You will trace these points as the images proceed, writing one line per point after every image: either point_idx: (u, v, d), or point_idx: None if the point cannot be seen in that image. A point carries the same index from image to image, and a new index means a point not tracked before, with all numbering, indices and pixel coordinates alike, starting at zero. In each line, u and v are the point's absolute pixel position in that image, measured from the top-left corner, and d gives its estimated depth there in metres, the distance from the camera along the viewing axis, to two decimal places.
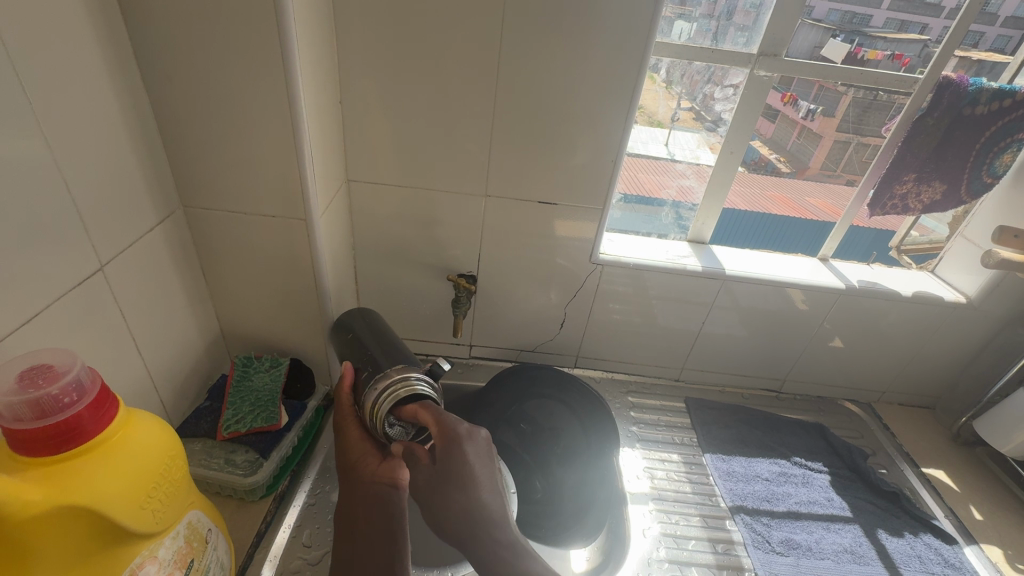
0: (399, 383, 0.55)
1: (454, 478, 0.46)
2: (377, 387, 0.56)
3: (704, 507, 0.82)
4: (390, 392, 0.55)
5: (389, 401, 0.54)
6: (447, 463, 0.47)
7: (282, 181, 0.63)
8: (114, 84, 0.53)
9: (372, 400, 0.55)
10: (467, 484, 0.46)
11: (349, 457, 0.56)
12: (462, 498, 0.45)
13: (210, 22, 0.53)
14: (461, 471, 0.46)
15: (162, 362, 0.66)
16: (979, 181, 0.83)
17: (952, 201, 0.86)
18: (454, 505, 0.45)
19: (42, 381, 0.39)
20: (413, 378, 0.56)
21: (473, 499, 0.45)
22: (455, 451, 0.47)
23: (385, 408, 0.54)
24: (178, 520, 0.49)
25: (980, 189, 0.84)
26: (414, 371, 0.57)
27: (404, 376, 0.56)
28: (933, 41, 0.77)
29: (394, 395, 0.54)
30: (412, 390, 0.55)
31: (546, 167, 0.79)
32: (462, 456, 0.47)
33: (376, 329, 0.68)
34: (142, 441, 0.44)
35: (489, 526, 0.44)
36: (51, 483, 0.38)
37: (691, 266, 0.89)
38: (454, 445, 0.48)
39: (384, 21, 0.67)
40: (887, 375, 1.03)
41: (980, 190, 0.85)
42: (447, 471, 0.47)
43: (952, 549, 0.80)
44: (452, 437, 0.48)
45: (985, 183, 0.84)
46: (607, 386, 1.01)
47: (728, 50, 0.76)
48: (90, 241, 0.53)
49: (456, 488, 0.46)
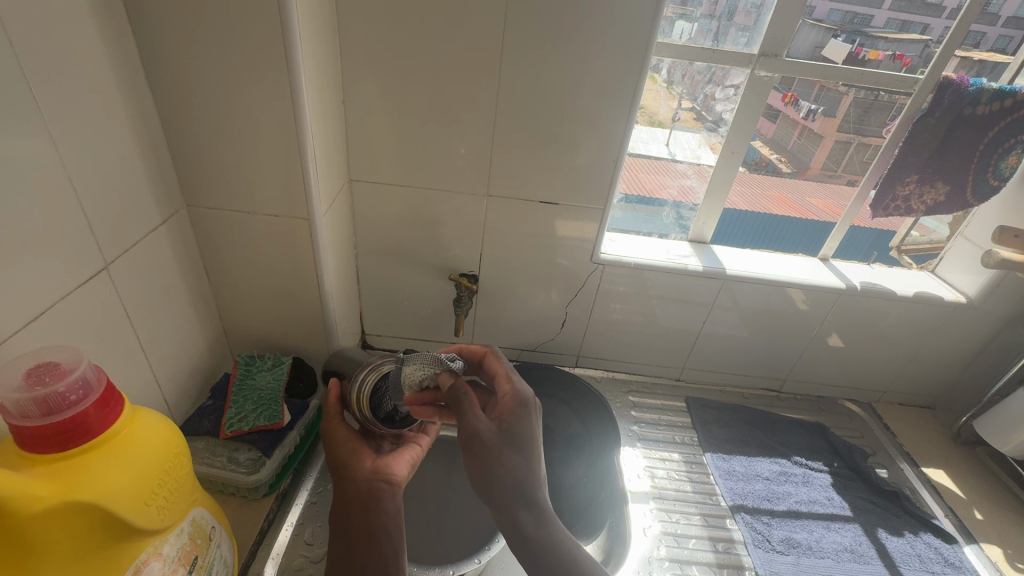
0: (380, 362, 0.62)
1: (521, 443, 0.48)
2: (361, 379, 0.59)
3: (704, 506, 0.82)
4: (374, 368, 0.61)
5: (372, 374, 0.60)
6: (513, 428, 0.49)
7: (284, 181, 0.64)
8: (120, 85, 0.54)
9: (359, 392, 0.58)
10: (531, 452, 0.48)
11: (339, 456, 0.55)
12: (526, 464, 0.47)
13: (214, 22, 0.54)
14: (529, 439, 0.49)
15: (166, 360, 0.66)
16: (984, 184, 0.82)
17: (958, 204, 0.85)
18: (518, 465, 0.46)
19: (49, 378, 0.39)
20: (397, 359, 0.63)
21: (535, 468, 0.47)
22: (522, 419, 0.50)
23: (366, 384, 0.59)
24: (182, 517, 0.49)
25: (986, 192, 0.83)
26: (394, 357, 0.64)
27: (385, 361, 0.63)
28: (934, 41, 0.78)
29: (375, 372, 0.60)
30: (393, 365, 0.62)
31: (548, 167, 0.79)
32: (529, 425, 0.50)
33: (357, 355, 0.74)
34: (147, 438, 0.45)
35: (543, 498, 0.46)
36: (58, 479, 0.39)
37: (692, 266, 0.89)
38: (523, 412, 0.51)
39: (386, 21, 0.67)
40: (887, 375, 1.03)
41: (986, 193, 0.83)
42: (516, 435, 0.48)
43: (952, 549, 0.80)
44: (519, 406, 0.51)
45: (992, 186, 0.82)
46: (608, 385, 1.02)
47: (729, 50, 0.77)
48: (95, 240, 0.53)
49: (522, 452, 0.47)
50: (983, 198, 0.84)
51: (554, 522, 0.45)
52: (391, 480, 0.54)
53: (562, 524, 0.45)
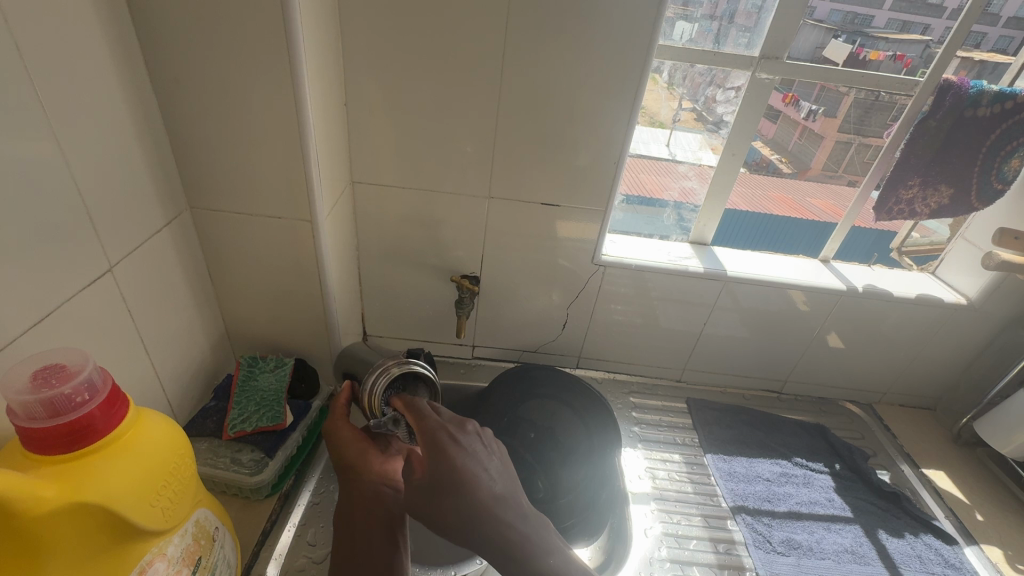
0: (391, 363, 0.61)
1: (446, 487, 0.43)
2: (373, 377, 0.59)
3: (705, 507, 0.82)
4: (383, 372, 0.60)
5: (382, 378, 0.59)
6: (437, 475, 0.44)
7: (287, 183, 0.64)
8: (124, 87, 0.54)
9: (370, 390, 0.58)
10: (462, 488, 0.43)
11: (344, 458, 0.54)
12: (459, 506, 0.42)
13: (217, 24, 0.54)
14: (455, 478, 0.43)
15: (169, 361, 0.66)
16: (988, 186, 0.82)
17: (961, 207, 0.85)
18: (454, 511, 0.42)
19: (56, 380, 0.39)
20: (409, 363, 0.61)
21: (472, 503, 0.42)
22: (442, 461, 0.44)
23: (377, 385, 0.58)
24: (186, 518, 0.49)
25: (991, 194, 0.83)
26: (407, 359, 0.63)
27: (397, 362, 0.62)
28: (935, 41, 0.78)
29: (387, 374, 0.59)
30: (403, 367, 0.60)
31: (550, 169, 0.79)
32: (451, 461, 0.44)
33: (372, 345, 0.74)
34: (152, 439, 0.45)
35: (495, 528, 0.41)
36: (65, 480, 0.39)
37: (693, 267, 0.89)
38: (436, 450, 0.45)
39: (389, 21, 0.68)
40: (888, 376, 1.03)
41: (991, 196, 0.83)
42: (437, 483, 0.43)
43: (952, 550, 0.80)
44: (434, 446, 0.45)
45: (995, 189, 0.82)
46: (609, 386, 1.02)
47: (730, 53, 0.77)
48: (99, 242, 0.53)
49: (451, 498, 0.43)
50: (988, 202, 0.84)
51: (516, 548, 0.41)
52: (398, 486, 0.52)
53: (529, 545, 0.41)
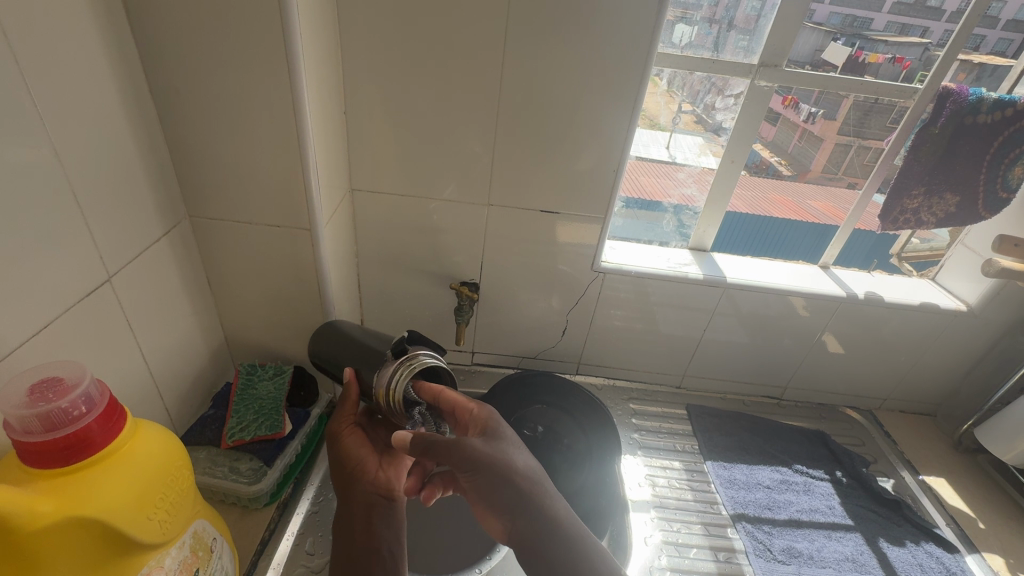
0: (407, 362, 0.57)
1: (504, 441, 0.52)
2: (385, 372, 0.56)
3: (706, 515, 0.82)
4: (402, 371, 0.56)
5: (404, 379, 0.55)
6: (496, 430, 0.52)
7: (286, 191, 0.64)
8: (122, 96, 0.54)
9: (385, 384, 0.56)
10: (516, 444, 0.52)
11: (348, 466, 0.57)
12: (517, 454, 0.51)
13: (216, 32, 0.54)
14: (507, 436, 0.52)
15: (167, 369, 0.66)
16: (994, 196, 0.81)
17: (969, 217, 0.84)
18: (515, 459, 0.50)
19: (52, 394, 0.39)
20: (421, 355, 0.58)
21: (523, 453, 0.51)
22: (498, 423, 0.53)
23: (401, 386, 0.55)
24: (184, 530, 0.49)
25: (999, 204, 0.82)
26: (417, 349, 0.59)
27: (409, 355, 0.58)
28: (935, 44, 0.78)
29: (409, 373, 0.56)
30: (421, 364, 0.57)
31: (549, 175, 0.79)
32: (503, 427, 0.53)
33: (351, 325, 0.70)
34: (149, 451, 0.45)
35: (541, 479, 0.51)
36: (61, 495, 0.39)
37: (692, 275, 0.89)
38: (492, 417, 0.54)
39: (388, 27, 0.68)
40: (888, 382, 1.03)
41: (998, 206, 0.82)
42: (496, 434, 0.51)
43: (955, 558, 0.80)
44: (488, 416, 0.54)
45: (1001, 198, 0.81)
46: (609, 393, 1.01)
47: (728, 60, 0.77)
48: (98, 251, 0.53)
49: (513, 447, 0.51)
50: (996, 211, 0.83)
51: (552, 495, 0.50)
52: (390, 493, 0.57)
53: (559, 497, 0.50)
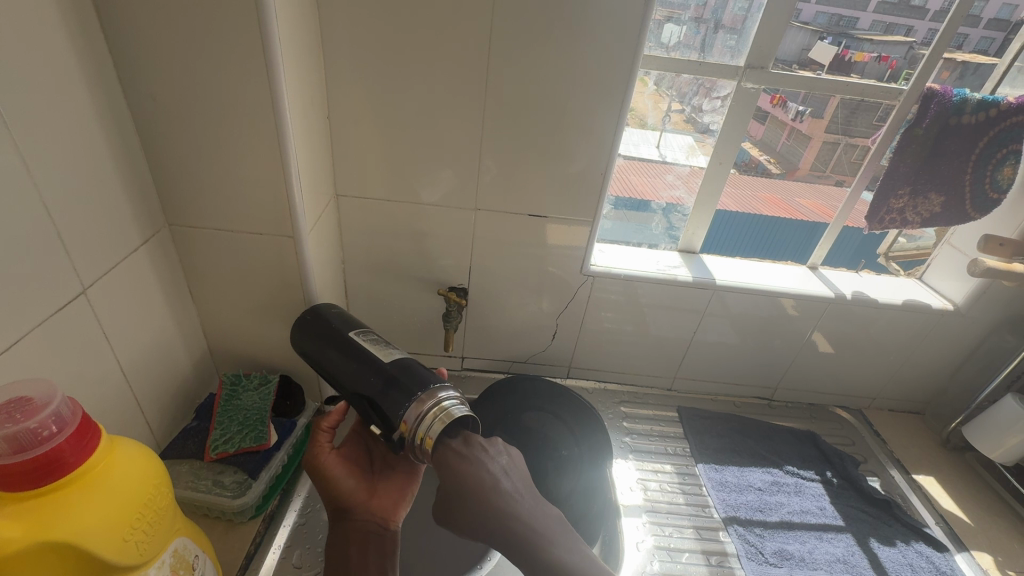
0: (440, 408, 0.51)
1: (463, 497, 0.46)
2: (417, 414, 0.51)
3: (697, 518, 0.82)
4: (435, 417, 0.51)
5: (437, 427, 0.50)
6: (452, 487, 0.47)
7: (268, 199, 0.63)
8: (94, 102, 0.53)
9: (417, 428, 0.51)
10: (479, 495, 0.46)
11: (337, 493, 0.56)
12: (477, 512, 0.46)
13: (193, 36, 0.53)
14: (468, 487, 0.46)
15: (148, 381, 0.65)
16: (983, 197, 0.83)
17: (957, 215, 0.85)
18: (478, 522, 0.45)
19: (20, 415, 0.38)
20: (449, 398, 0.53)
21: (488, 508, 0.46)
22: (455, 474, 0.47)
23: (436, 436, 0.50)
24: (163, 549, 0.48)
25: (988, 205, 0.83)
26: (443, 390, 0.54)
27: (436, 398, 0.52)
28: (920, 43, 0.78)
29: (442, 421, 0.50)
30: (453, 413, 0.51)
31: (537, 177, 0.78)
32: (465, 475, 0.47)
33: (350, 333, 0.63)
34: (125, 470, 0.44)
35: (506, 520, 0.45)
36: (32, 519, 0.38)
37: (682, 277, 0.89)
38: (446, 467, 0.48)
39: (372, 29, 0.66)
40: (877, 382, 1.03)
41: (988, 206, 0.84)
42: (452, 494, 0.47)
43: (944, 557, 0.80)
44: (445, 464, 0.48)
45: (992, 199, 0.83)
46: (600, 396, 1.01)
47: (716, 62, 0.77)
48: (71, 265, 0.52)
49: (468, 505, 0.46)
50: (985, 211, 0.85)
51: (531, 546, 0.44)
52: (385, 523, 0.55)
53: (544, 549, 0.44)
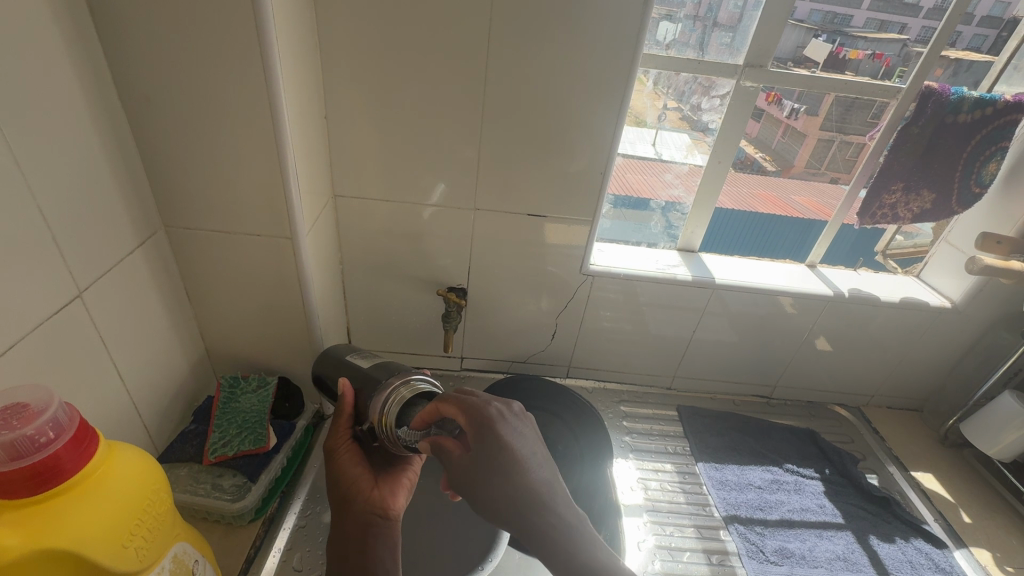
0: (399, 386, 0.57)
1: (496, 458, 0.44)
2: (379, 398, 0.57)
3: (698, 517, 0.82)
4: (395, 397, 0.56)
5: (396, 405, 0.55)
6: (488, 446, 0.45)
7: (266, 201, 0.62)
8: (89, 104, 0.52)
9: (378, 410, 0.56)
10: (512, 461, 0.44)
11: (340, 483, 0.55)
12: (507, 479, 0.43)
13: (188, 36, 0.52)
14: (504, 453, 0.44)
15: (145, 385, 0.64)
16: (967, 191, 0.85)
17: (943, 211, 0.87)
18: (506, 492, 0.43)
19: (16, 421, 0.37)
20: (412, 380, 0.58)
21: (520, 475, 0.43)
22: (494, 433, 0.45)
23: (393, 413, 0.55)
24: (163, 554, 0.47)
25: (970, 199, 0.85)
26: (411, 373, 0.60)
27: (404, 379, 0.58)
28: (914, 40, 0.78)
29: (400, 399, 0.56)
30: (413, 389, 0.57)
31: (537, 177, 0.78)
32: (502, 438, 0.45)
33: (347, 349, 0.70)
34: (122, 476, 0.43)
35: (542, 514, 0.42)
36: (28, 528, 0.38)
37: (681, 276, 0.89)
38: (491, 433, 0.45)
39: (368, 28, 0.66)
40: (875, 379, 1.04)
41: (970, 200, 0.86)
42: (486, 455, 0.44)
43: (943, 554, 0.81)
44: (489, 424, 0.46)
45: (974, 193, 0.85)
46: (599, 396, 1.01)
47: (714, 60, 0.77)
48: (66, 268, 0.51)
49: (498, 471, 0.44)
50: (967, 206, 0.87)
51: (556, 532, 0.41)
52: (387, 513, 0.54)
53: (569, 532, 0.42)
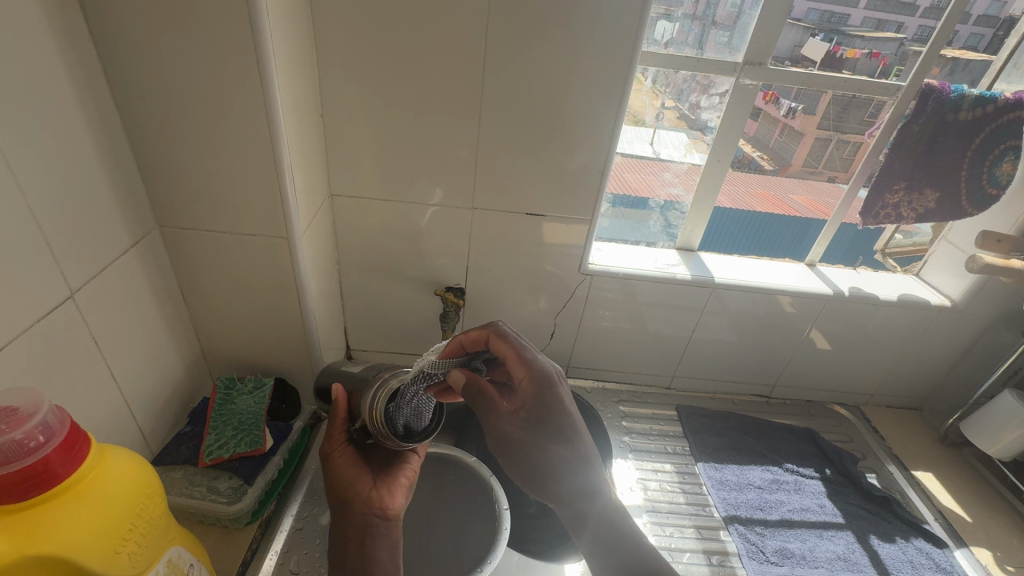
0: (386, 379, 0.56)
1: (555, 422, 0.53)
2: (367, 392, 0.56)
3: (698, 518, 0.82)
4: (383, 388, 0.55)
5: (381, 396, 0.54)
6: (549, 409, 0.53)
7: (262, 200, 0.62)
8: (81, 102, 0.51)
9: (367, 405, 0.54)
10: (568, 427, 0.53)
11: (337, 486, 0.54)
12: (563, 441, 0.52)
13: (180, 34, 0.51)
14: (562, 418, 0.53)
15: (139, 386, 0.63)
16: (981, 192, 0.83)
17: (954, 210, 0.86)
18: (560, 451, 0.52)
19: (6, 425, 0.36)
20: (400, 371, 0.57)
21: (573, 438, 0.53)
22: (553, 398, 0.54)
23: (379, 405, 0.54)
24: (157, 559, 0.47)
25: (985, 200, 0.84)
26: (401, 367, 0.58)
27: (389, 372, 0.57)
28: (911, 39, 0.78)
29: (386, 390, 0.54)
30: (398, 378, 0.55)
31: (535, 176, 0.77)
32: (559, 403, 0.54)
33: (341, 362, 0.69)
34: (115, 481, 0.42)
35: (589, 466, 0.52)
36: (18, 534, 0.37)
37: (681, 275, 0.88)
38: (549, 393, 0.54)
39: (364, 26, 0.65)
40: (875, 378, 1.03)
41: (985, 201, 0.84)
42: (547, 418, 0.53)
43: (943, 553, 0.80)
44: (550, 391, 0.54)
45: (989, 195, 0.83)
46: (598, 395, 1.00)
47: (713, 58, 0.76)
48: (58, 268, 0.50)
49: (554, 432, 0.52)
50: (983, 207, 0.85)
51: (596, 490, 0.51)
52: (386, 513, 0.54)
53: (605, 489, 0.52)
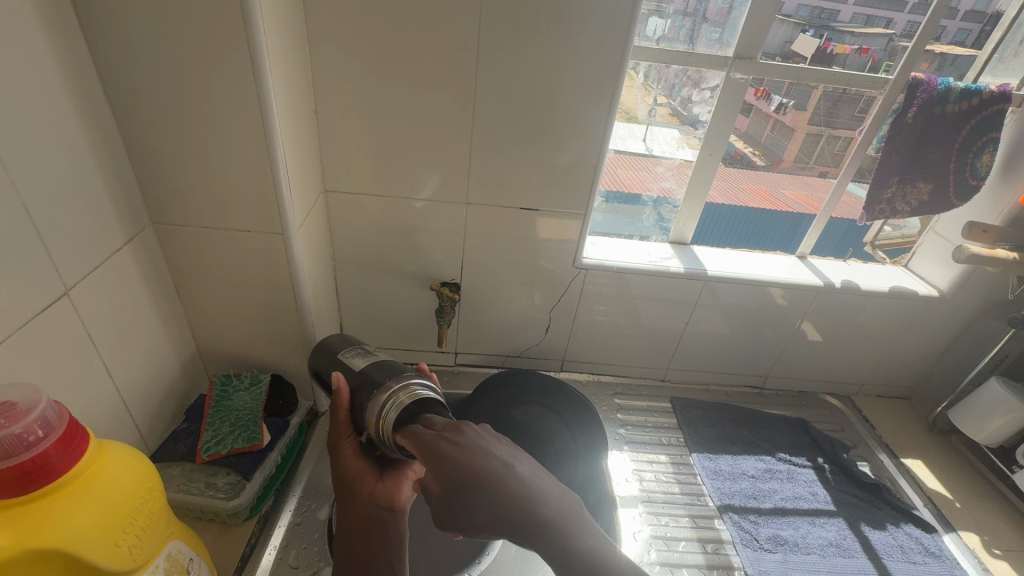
0: (399, 391, 0.52)
1: (458, 481, 0.39)
2: (377, 399, 0.53)
3: (692, 507, 0.83)
4: (394, 401, 0.52)
5: (395, 411, 0.51)
6: (448, 471, 0.40)
7: (256, 196, 0.62)
8: (74, 99, 0.51)
9: (375, 413, 0.52)
10: (476, 476, 0.39)
11: (343, 477, 0.54)
12: (479, 496, 0.38)
13: (173, 31, 0.51)
14: (463, 471, 0.39)
15: (135, 384, 0.63)
16: (964, 183, 0.85)
17: (942, 203, 0.87)
18: (481, 508, 0.38)
19: (5, 420, 0.36)
20: (414, 384, 0.53)
21: (490, 486, 0.38)
22: (447, 457, 0.41)
23: (391, 419, 0.51)
24: (156, 553, 0.47)
25: (967, 189, 0.86)
26: (414, 377, 0.55)
27: (403, 384, 0.53)
28: (899, 35, 0.79)
29: (399, 405, 0.51)
30: (414, 395, 0.52)
31: (529, 170, 0.78)
32: (456, 457, 0.40)
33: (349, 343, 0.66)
34: (113, 475, 0.43)
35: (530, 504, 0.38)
36: (20, 529, 0.37)
37: (673, 268, 0.89)
38: (438, 456, 0.41)
39: (357, 23, 0.65)
40: (865, 368, 1.05)
41: (967, 191, 0.86)
42: (449, 483, 0.39)
43: (932, 538, 0.82)
44: (440, 452, 0.41)
45: (971, 185, 0.85)
46: (594, 389, 1.01)
47: (704, 53, 0.77)
48: (53, 263, 0.50)
49: (464, 491, 0.39)
50: (965, 197, 0.87)
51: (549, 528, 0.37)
52: (392, 506, 0.53)
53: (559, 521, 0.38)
